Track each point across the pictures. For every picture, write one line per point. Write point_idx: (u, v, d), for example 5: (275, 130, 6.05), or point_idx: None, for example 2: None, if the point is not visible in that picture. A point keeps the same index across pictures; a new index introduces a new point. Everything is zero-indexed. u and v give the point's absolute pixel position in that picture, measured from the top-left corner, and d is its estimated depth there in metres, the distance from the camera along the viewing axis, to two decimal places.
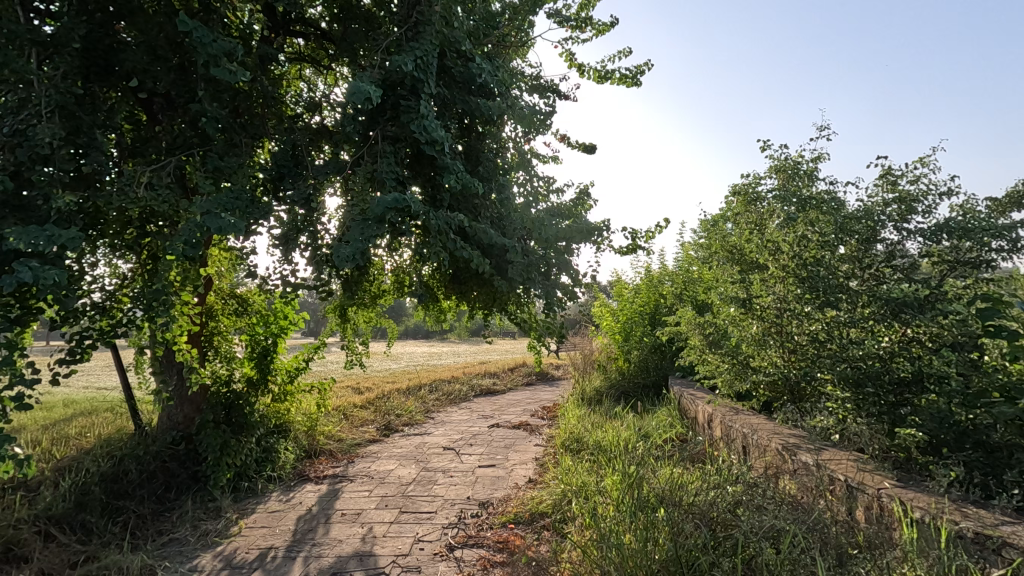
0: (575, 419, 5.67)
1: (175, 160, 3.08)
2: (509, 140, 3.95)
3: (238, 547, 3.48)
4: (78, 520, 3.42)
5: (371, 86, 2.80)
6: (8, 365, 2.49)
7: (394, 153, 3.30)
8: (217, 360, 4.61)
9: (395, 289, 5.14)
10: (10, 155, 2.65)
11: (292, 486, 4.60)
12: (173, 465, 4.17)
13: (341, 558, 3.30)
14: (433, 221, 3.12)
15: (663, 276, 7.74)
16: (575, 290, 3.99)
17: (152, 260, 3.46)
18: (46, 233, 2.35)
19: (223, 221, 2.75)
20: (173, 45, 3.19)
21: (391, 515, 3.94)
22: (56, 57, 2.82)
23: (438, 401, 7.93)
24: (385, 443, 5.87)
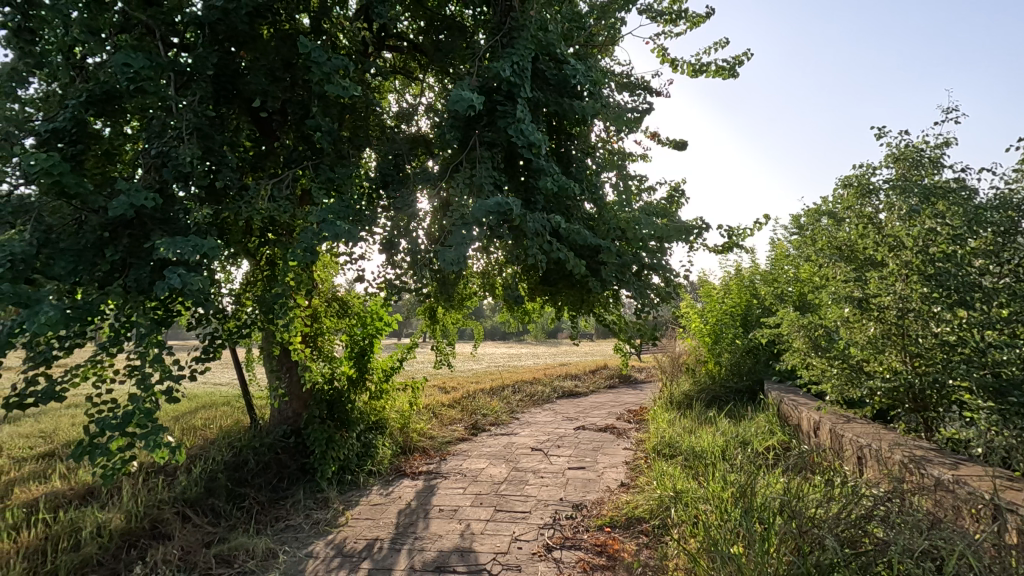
0: (665, 423, 5.53)
1: (292, 174, 3.33)
2: (599, 141, 3.91)
3: (346, 537, 3.68)
4: (209, 504, 3.77)
5: (472, 94, 2.87)
6: (158, 362, 2.79)
7: (491, 158, 3.36)
8: (319, 360, 4.71)
9: (483, 291, 5.24)
10: (157, 174, 2.97)
11: (390, 480, 4.81)
12: (285, 457, 4.50)
13: (442, 552, 3.41)
14: (530, 223, 3.15)
15: (754, 275, 7.37)
16: (669, 290, 3.89)
17: (269, 265, 3.75)
18: (190, 244, 2.62)
19: (338, 228, 2.92)
20: (286, 67, 3.44)
21: (487, 512, 4.02)
22: (192, 84, 3.14)
23: (522, 401, 8.01)
24: (474, 443, 6.00)
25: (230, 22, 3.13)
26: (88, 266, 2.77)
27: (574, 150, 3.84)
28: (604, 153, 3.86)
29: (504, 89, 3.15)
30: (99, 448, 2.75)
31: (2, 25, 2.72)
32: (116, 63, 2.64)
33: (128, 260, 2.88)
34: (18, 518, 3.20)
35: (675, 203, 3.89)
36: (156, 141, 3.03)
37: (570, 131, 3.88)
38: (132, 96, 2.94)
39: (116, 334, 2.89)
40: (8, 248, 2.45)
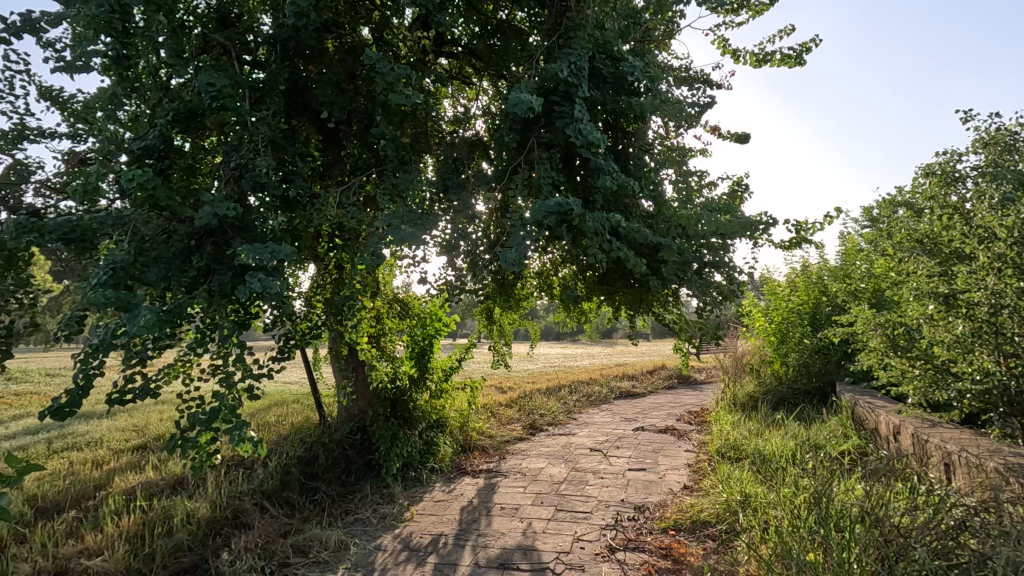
0: (729, 425, 5.36)
1: (358, 181, 3.46)
2: (656, 137, 3.84)
3: (412, 531, 3.78)
4: (284, 496, 3.97)
5: (531, 97, 2.89)
6: (240, 361, 2.98)
7: (549, 158, 3.38)
8: (382, 360, 4.86)
9: (540, 292, 5.26)
10: (236, 185, 3.17)
11: (452, 478, 4.91)
12: (352, 453, 4.68)
13: (505, 549, 3.45)
14: (589, 223, 3.14)
15: (823, 271, 7.02)
16: (733, 288, 3.78)
17: (337, 269, 3.93)
18: (269, 250, 2.78)
19: (404, 232, 3.02)
20: (351, 78, 3.59)
21: (548, 512, 4.03)
22: (266, 99, 3.32)
23: (579, 401, 7.98)
24: (532, 442, 6.03)
25: (299, 39, 3.30)
26: (178, 273, 2.99)
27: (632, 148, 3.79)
28: (662, 150, 3.79)
29: (561, 90, 3.15)
30: (190, 442, 2.97)
31: (101, 53, 2.98)
32: (201, 83, 2.85)
33: (213, 266, 3.09)
34: (119, 504, 3.48)
35: (738, 198, 3.77)
36: (234, 155, 3.23)
37: (627, 128, 3.83)
38: (213, 113, 3.16)
39: (202, 335, 3.11)
40: (111, 257, 2.68)
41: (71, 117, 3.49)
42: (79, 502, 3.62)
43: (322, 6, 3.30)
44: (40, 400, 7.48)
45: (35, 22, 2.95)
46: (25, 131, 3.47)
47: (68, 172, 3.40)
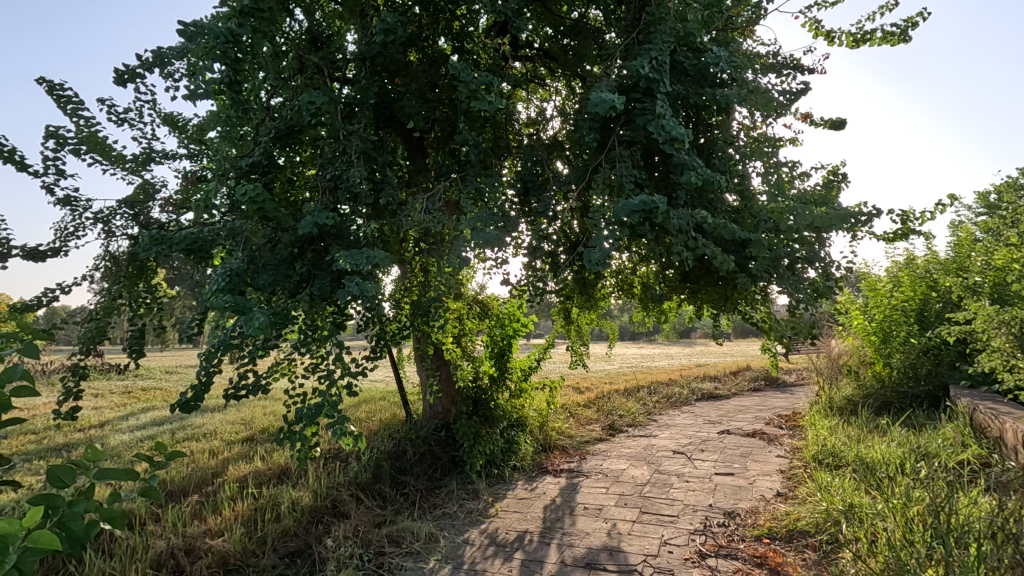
0: (826, 430, 5.04)
1: (442, 187, 3.58)
2: (742, 128, 3.69)
3: (498, 527, 3.87)
4: (377, 489, 4.18)
5: (613, 95, 2.86)
6: (339, 361, 3.18)
7: (630, 156, 3.33)
8: (464, 359, 5.01)
9: (618, 291, 5.20)
10: (332, 195, 3.38)
11: (533, 476, 4.97)
12: (438, 449, 4.85)
13: (591, 549, 3.45)
14: (674, 220, 3.06)
15: (931, 264, 6.43)
16: (829, 285, 3.56)
17: (422, 272, 4.09)
18: (365, 255, 2.96)
19: (489, 235, 3.08)
20: (432, 88, 3.73)
21: (632, 513, 3.98)
22: (357, 113, 3.52)
23: (658, 403, 7.80)
24: (612, 443, 5.97)
25: (387, 54, 3.47)
26: (284, 278, 3.23)
27: (716, 141, 3.65)
28: (749, 141, 3.64)
29: (642, 86, 3.10)
30: (297, 435, 3.22)
31: (214, 80, 3.27)
32: (303, 102, 3.08)
33: (313, 271, 3.31)
34: (234, 490, 3.82)
35: (834, 188, 3.54)
36: (330, 166, 3.44)
37: (709, 121, 3.72)
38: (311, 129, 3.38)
39: (305, 337, 3.33)
40: (228, 265, 2.95)
41: (189, 139, 3.87)
42: (200, 487, 4.00)
43: (407, 22, 3.45)
44: (160, 395, 8.33)
45: (163, 57, 3.31)
46: (152, 154, 3.89)
47: (187, 190, 3.77)
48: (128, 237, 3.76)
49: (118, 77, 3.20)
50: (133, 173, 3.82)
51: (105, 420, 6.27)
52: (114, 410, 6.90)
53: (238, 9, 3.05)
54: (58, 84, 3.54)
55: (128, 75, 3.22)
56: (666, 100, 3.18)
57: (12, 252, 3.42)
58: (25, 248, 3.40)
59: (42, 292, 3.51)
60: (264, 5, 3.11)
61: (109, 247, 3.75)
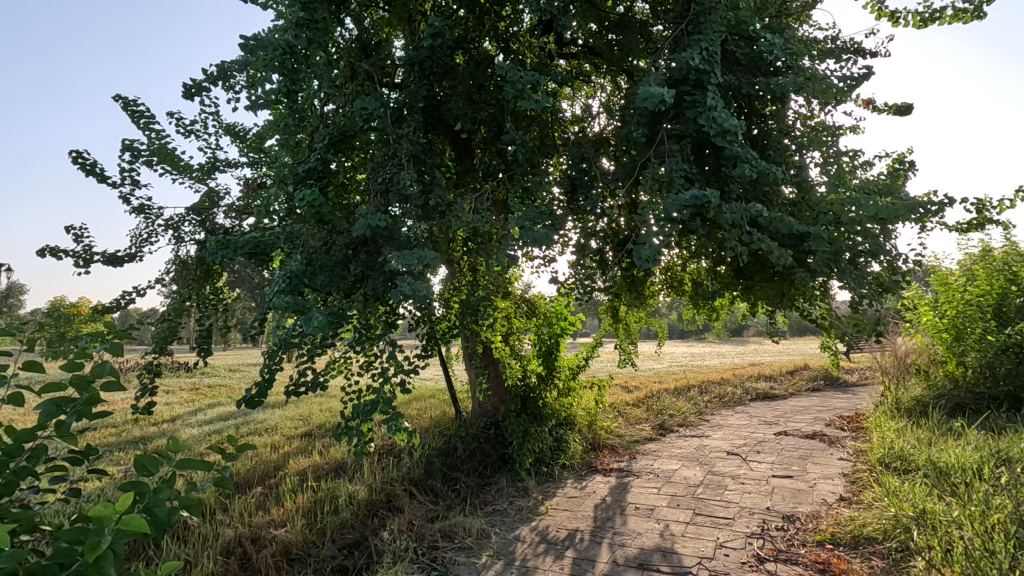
0: (893, 433, 4.78)
1: (490, 187, 3.61)
2: (798, 118, 3.55)
3: (549, 525, 3.87)
4: (429, 485, 4.27)
5: (662, 89, 2.81)
6: (393, 359, 3.27)
7: (680, 150, 3.26)
8: (513, 357, 5.05)
9: (667, 288, 5.12)
10: (384, 198, 3.47)
11: (583, 475, 4.95)
12: (487, 447, 4.90)
13: (644, 550, 3.40)
14: (728, 213, 2.97)
15: (1009, 256, 5.99)
16: (895, 279, 3.38)
17: (472, 272, 4.16)
18: (416, 255, 3.03)
19: (537, 233, 3.08)
20: (479, 90, 3.76)
21: (686, 515, 3.90)
22: (406, 117, 3.59)
23: (710, 403, 7.60)
24: (663, 443, 5.87)
25: (435, 58, 3.53)
26: (340, 279, 3.34)
27: (770, 131, 3.53)
28: (806, 131, 3.50)
29: (692, 78, 3.03)
30: (353, 430, 3.33)
31: (273, 90, 3.42)
32: (356, 108, 3.18)
33: (367, 272, 3.40)
34: (294, 483, 3.98)
35: (900, 177, 3.36)
36: (381, 170, 3.54)
37: (763, 112, 3.60)
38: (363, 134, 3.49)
39: (361, 336, 3.44)
40: (288, 267, 3.08)
41: (249, 148, 4.07)
42: (263, 479, 4.20)
43: (453, 25, 3.50)
44: (225, 392, 8.76)
45: (226, 70, 3.49)
46: (216, 163, 4.10)
47: (248, 196, 3.96)
48: (196, 242, 3.98)
49: (186, 91, 3.40)
50: (199, 181, 4.05)
51: (176, 415, 6.67)
52: (184, 406, 7.33)
53: (295, 22, 3.18)
54: (132, 100, 3.79)
55: (195, 89, 3.42)
56: (718, 91, 3.09)
57: (94, 258, 3.69)
58: (105, 254, 3.66)
59: (121, 295, 3.76)
60: (318, 16, 3.23)
61: (178, 252, 3.99)
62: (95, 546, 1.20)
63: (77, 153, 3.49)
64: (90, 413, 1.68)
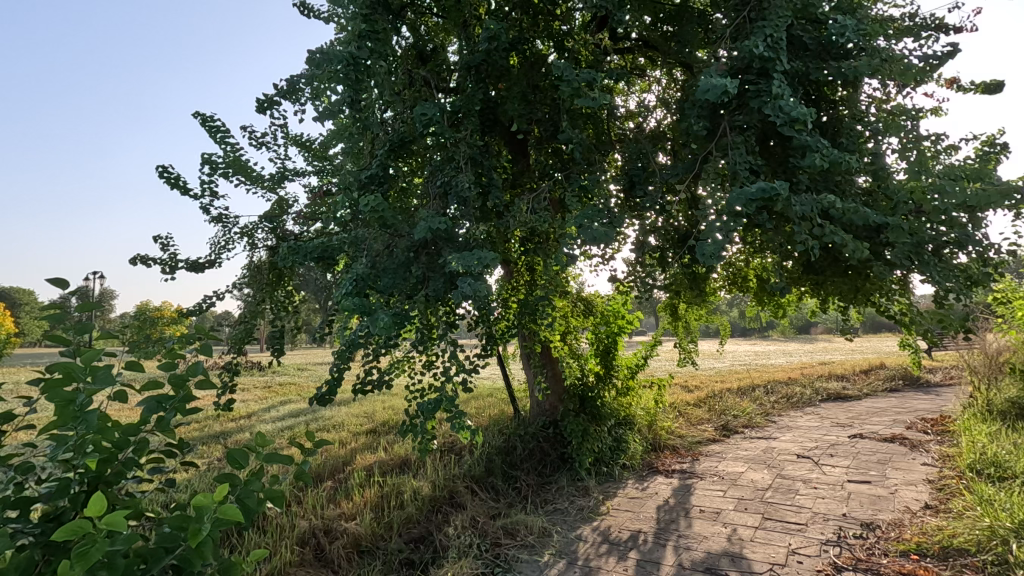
0: (984, 437, 4.42)
1: (547, 187, 3.61)
2: (872, 102, 3.35)
3: (611, 526, 3.84)
4: (490, 482, 4.32)
5: (725, 79, 2.71)
6: (455, 358, 3.36)
7: (744, 142, 3.14)
8: (571, 356, 5.05)
9: (728, 285, 4.96)
10: (443, 202, 3.54)
11: (644, 476, 4.87)
12: (547, 446, 4.90)
13: (711, 554, 3.32)
14: (798, 205, 2.84)
15: None
16: (986, 271, 3.13)
17: (530, 272, 4.20)
18: (476, 256, 3.07)
19: (595, 231, 3.06)
20: (534, 90, 3.77)
21: (754, 519, 3.77)
22: (463, 120, 3.65)
23: (777, 403, 7.30)
24: (727, 444, 5.69)
25: (491, 61, 3.57)
26: (403, 281, 3.42)
27: (842, 118, 3.34)
28: (881, 116, 3.29)
29: (756, 67, 2.91)
30: (419, 428, 3.42)
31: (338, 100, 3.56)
32: (416, 114, 3.25)
33: (428, 274, 3.48)
34: (362, 478, 4.14)
35: (991, 160, 3.11)
36: (440, 174, 3.61)
37: (832, 98, 3.43)
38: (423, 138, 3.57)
39: (424, 336, 3.54)
40: (355, 271, 3.20)
41: (315, 157, 4.25)
42: (333, 473, 4.39)
43: (508, 27, 3.53)
44: (294, 390, 9.21)
45: (295, 84, 3.67)
46: (285, 173, 4.32)
47: (315, 203, 4.15)
48: (268, 248, 4.21)
49: (259, 105, 3.60)
50: (271, 191, 4.27)
51: (252, 411, 7.07)
52: (258, 403, 7.77)
53: (357, 34, 3.31)
54: (210, 116, 4.05)
55: (267, 103, 3.61)
56: (784, 79, 2.96)
57: (179, 265, 3.97)
58: (189, 261, 3.93)
59: (203, 299, 4.03)
60: (379, 27, 3.33)
61: (252, 258, 4.23)
62: (197, 533, 1.30)
63: (164, 169, 3.77)
64: (186, 410, 1.82)
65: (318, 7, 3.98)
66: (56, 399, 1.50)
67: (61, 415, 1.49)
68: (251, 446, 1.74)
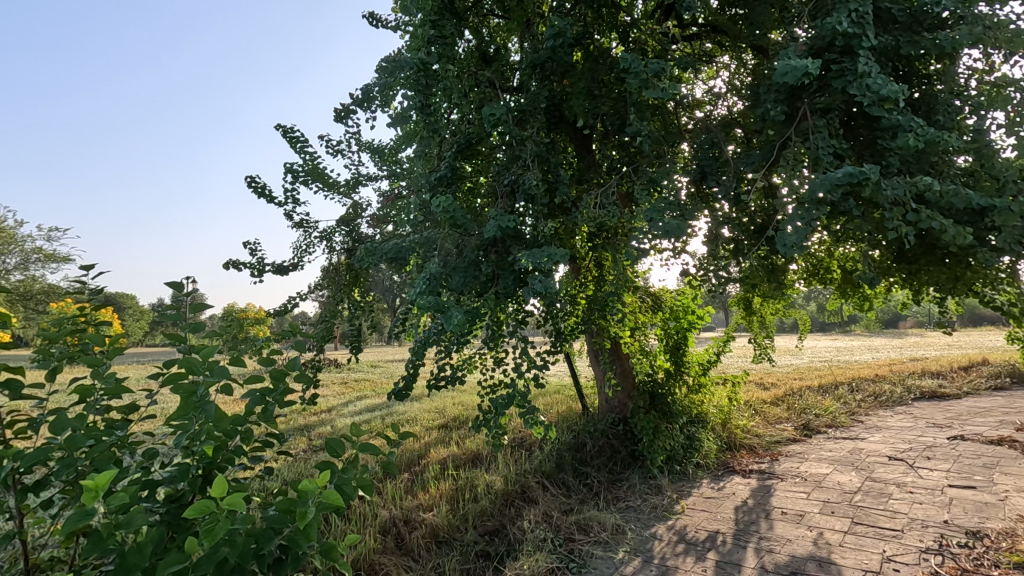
0: None
1: (616, 181, 3.56)
2: (973, 75, 3.07)
3: (686, 525, 3.75)
4: (561, 478, 4.34)
5: (805, 60, 2.57)
6: (526, 354, 3.41)
7: (827, 125, 2.97)
8: (639, 352, 5.00)
9: (807, 277, 4.72)
10: (510, 200, 3.59)
11: (720, 476, 4.73)
12: (616, 443, 4.87)
13: (796, 557, 3.17)
14: (890, 189, 2.65)
15: None
16: None
17: (598, 268, 4.18)
18: (545, 253, 3.08)
19: (667, 225, 2.99)
20: (600, 83, 3.73)
21: (842, 523, 3.57)
22: (529, 119, 3.67)
23: (863, 402, 6.86)
24: (809, 445, 5.41)
25: (555, 58, 3.58)
26: (473, 279, 3.49)
27: (937, 93, 3.09)
28: (984, 89, 3.01)
29: (839, 44, 2.74)
30: (492, 422, 3.48)
31: (408, 105, 3.67)
32: (484, 115, 3.30)
33: (498, 271, 3.53)
34: (437, 471, 4.28)
35: None
36: (507, 172, 3.65)
37: (925, 72, 3.18)
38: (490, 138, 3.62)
39: (495, 333, 3.60)
40: (428, 270, 3.30)
41: (386, 162, 4.41)
42: (409, 466, 4.57)
43: (572, 22, 3.51)
44: (370, 386, 9.62)
45: (368, 92, 3.84)
46: (360, 179, 4.51)
47: (387, 207, 4.32)
48: (345, 251, 4.43)
49: (337, 114, 3.78)
50: (346, 196, 4.48)
51: (332, 406, 7.45)
52: (337, 399, 8.17)
53: (426, 40, 3.41)
54: (290, 128, 4.30)
55: (344, 112, 3.79)
56: (871, 55, 2.78)
57: (266, 268, 4.25)
58: (275, 264, 4.20)
59: (287, 300, 4.29)
60: (447, 32, 3.38)
61: (331, 261, 4.46)
62: (303, 515, 1.40)
63: (252, 179, 4.05)
64: (286, 403, 1.95)
65: (386, 17, 4.13)
66: (180, 392, 1.66)
67: (184, 406, 1.65)
68: (345, 437, 1.82)
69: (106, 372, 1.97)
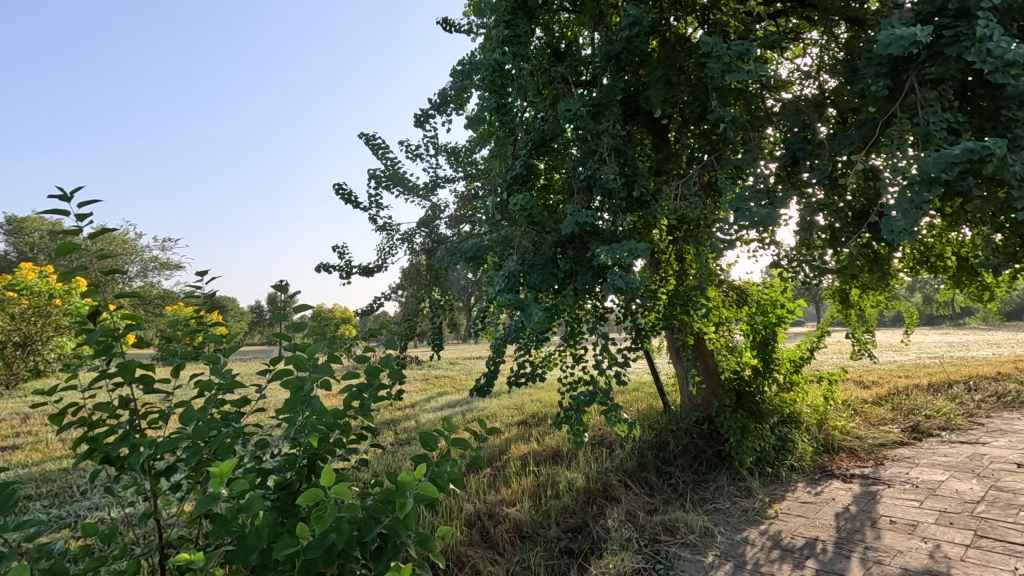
0: None
1: (698, 171, 3.42)
2: None
3: (781, 530, 3.56)
4: (644, 477, 4.24)
5: (913, 28, 2.34)
6: (606, 351, 3.37)
7: (940, 98, 2.69)
8: (724, 349, 4.80)
9: (915, 266, 4.32)
10: (587, 195, 3.55)
11: (817, 480, 4.43)
12: (701, 442, 4.70)
13: (910, 571, 2.92)
14: (1019, 164, 2.36)
15: None
16: None
17: (679, 262, 4.05)
18: (625, 248, 3.02)
19: (755, 213, 2.84)
20: (678, 71, 3.60)
21: (964, 536, 3.24)
22: (604, 112, 3.61)
23: (984, 403, 6.18)
24: (919, 448, 4.95)
25: (631, 49, 3.49)
26: (551, 276, 3.49)
27: None
28: None
29: (953, 7, 2.47)
30: (573, 419, 3.47)
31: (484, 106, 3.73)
32: (560, 110, 3.27)
33: (576, 267, 3.51)
34: (518, 466, 4.33)
35: None
36: (583, 167, 3.61)
37: None
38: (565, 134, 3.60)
39: (574, 329, 3.58)
40: (506, 267, 3.33)
41: (462, 163, 4.51)
42: (491, 461, 4.65)
43: (648, 10, 3.42)
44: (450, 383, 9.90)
45: (445, 96, 3.93)
46: (437, 181, 4.64)
47: (464, 207, 4.42)
48: (425, 251, 4.57)
49: (417, 119, 3.91)
50: (425, 198, 4.63)
51: (414, 402, 7.74)
52: (418, 395, 8.47)
53: (500, 40, 3.43)
54: (372, 135, 4.51)
55: (423, 117, 3.91)
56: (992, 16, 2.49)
57: (354, 270, 4.48)
58: (361, 266, 4.41)
59: (373, 300, 4.50)
60: (521, 31, 3.41)
61: (413, 262, 4.62)
62: (403, 506, 1.46)
63: (339, 186, 4.27)
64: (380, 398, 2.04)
65: (460, 22, 4.21)
66: (289, 387, 1.78)
67: (292, 400, 1.77)
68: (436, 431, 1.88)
69: (223, 368, 2.14)
